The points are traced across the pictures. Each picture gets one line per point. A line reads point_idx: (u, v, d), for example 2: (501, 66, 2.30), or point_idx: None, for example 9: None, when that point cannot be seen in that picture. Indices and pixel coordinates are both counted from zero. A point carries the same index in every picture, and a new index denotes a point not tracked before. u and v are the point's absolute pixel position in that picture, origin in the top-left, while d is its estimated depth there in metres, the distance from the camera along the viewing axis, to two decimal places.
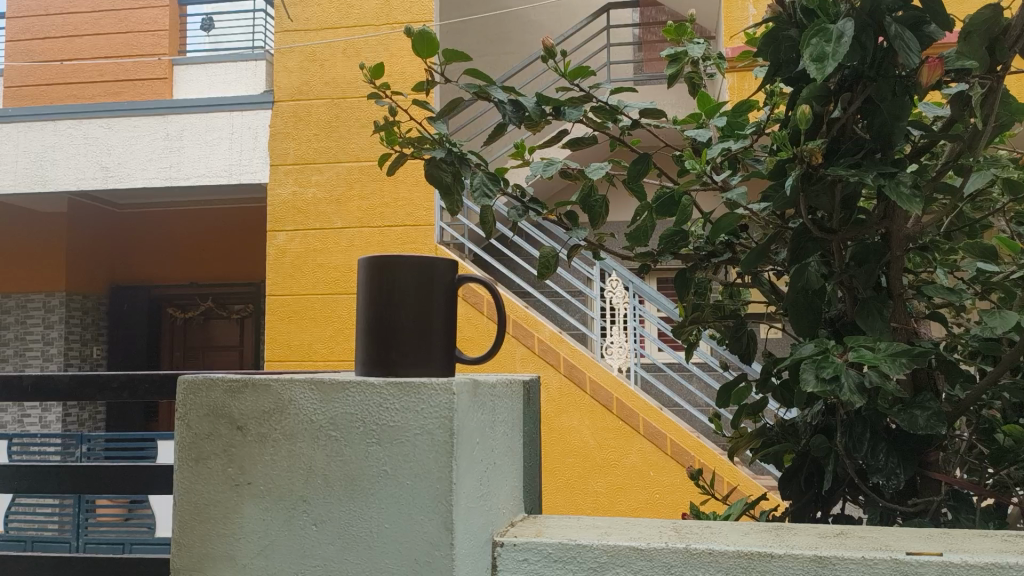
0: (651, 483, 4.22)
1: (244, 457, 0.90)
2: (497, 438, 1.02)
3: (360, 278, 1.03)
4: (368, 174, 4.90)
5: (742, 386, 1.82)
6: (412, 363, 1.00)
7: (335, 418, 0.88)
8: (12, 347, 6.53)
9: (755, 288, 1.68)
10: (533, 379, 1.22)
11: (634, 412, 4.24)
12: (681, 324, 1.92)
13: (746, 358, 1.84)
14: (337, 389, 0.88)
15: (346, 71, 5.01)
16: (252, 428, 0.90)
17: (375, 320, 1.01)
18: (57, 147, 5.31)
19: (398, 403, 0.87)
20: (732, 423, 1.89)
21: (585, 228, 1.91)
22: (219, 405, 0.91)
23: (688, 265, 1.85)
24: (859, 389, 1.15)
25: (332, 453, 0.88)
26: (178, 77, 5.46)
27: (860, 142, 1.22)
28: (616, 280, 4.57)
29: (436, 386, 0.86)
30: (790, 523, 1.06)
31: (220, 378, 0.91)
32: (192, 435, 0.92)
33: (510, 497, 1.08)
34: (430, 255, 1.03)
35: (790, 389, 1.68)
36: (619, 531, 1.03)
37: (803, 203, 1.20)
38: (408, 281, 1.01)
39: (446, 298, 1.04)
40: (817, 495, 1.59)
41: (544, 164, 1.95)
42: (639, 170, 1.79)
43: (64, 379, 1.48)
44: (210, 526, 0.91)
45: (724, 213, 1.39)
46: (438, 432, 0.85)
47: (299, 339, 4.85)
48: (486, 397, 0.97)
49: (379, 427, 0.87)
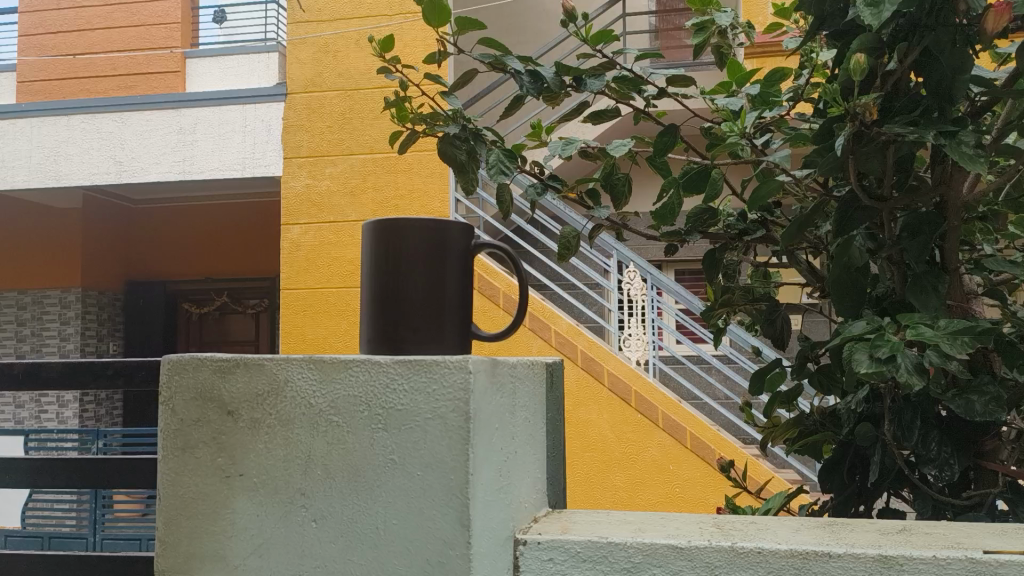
0: (671, 477, 4.11)
1: (234, 446, 0.80)
2: (518, 427, 0.92)
3: (366, 245, 0.95)
4: (382, 165, 4.81)
5: (776, 373, 1.70)
6: (424, 340, 0.91)
7: (337, 402, 0.78)
8: (28, 342, 6.50)
9: (792, 268, 1.56)
10: (557, 362, 1.13)
11: (653, 405, 4.14)
12: (710, 308, 1.81)
13: (780, 344, 1.72)
14: (338, 368, 0.79)
15: (360, 62, 4.92)
16: (244, 413, 0.80)
17: (381, 291, 0.92)
18: (70, 141, 5.26)
19: (407, 384, 0.77)
20: (766, 413, 1.77)
21: (607, 208, 1.79)
22: (208, 387, 0.81)
23: (717, 245, 1.74)
24: (916, 371, 1.04)
25: (334, 441, 0.78)
26: (190, 71, 5.38)
27: (916, 99, 1.11)
28: (634, 271, 4.44)
29: (450, 363, 0.76)
30: (844, 518, 0.96)
31: (208, 357, 0.81)
32: (177, 421, 0.82)
33: (533, 489, 0.98)
34: (442, 219, 0.94)
35: (830, 376, 1.57)
36: (654, 527, 0.93)
37: (853, 165, 1.10)
38: (419, 246, 0.92)
39: (460, 266, 0.95)
40: (862, 488, 1.48)
41: (563, 142, 1.84)
42: (665, 143, 1.67)
43: (56, 367, 1.39)
44: (199, 522, 0.81)
45: (764, 184, 1.28)
46: (453, 415, 0.75)
47: (314, 333, 4.77)
48: (506, 378, 0.88)
49: (385, 411, 0.77)
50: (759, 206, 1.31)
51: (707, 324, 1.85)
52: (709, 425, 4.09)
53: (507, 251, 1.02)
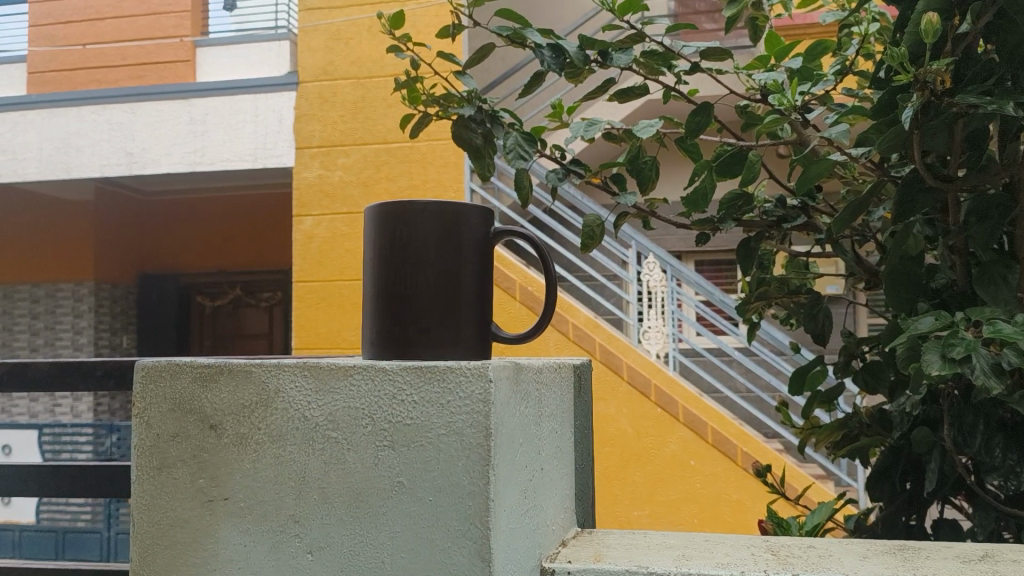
0: (692, 473, 3.99)
1: (218, 465, 0.69)
2: (544, 439, 0.80)
3: (370, 232, 0.83)
4: (396, 155, 4.69)
5: (816, 370, 1.58)
6: (437, 343, 0.80)
7: (336, 416, 0.67)
8: (41, 337, 6.44)
9: (838, 257, 1.44)
10: (584, 362, 1.02)
11: (673, 398, 4.02)
12: (745, 302, 1.70)
13: (821, 339, 1.59)
14: (337, 375, 0.67)
15: (372, 49, 4.80)
16: (229, 427, 0.69)
17: (389, 286, 0.81)
18: (81, 133, 5.18)
19: (417, 394, 0.66)
20: (803, 412, 1.65)
21: (634, 195, 1.67)
22: (187, 398, 0.70)
23: (752, 234, 1.62)
24: (991, 372, 0.92)
25: (331, 461, 0.67)
26: (200, 60, 5.28)
27: (989, 66, 0.99)
28: (653, 262, 4.30)
29: (466, 370, 0.65)
30: (917, 543, 0.85)
31: (188, 363, 0.70)
32: (152, 435, 0.71)
33: (560, 508, 0.87)
34: (457, 202, 0.82)
35: (877, 373, 1.45)
36: (703, 555, 0.81)
37: (917, 141, 0.98)
38: (430, 234, 0.81)
39: (478, 258, 0.83)
40: (912, 496, 1.37)
41: (585, 123, 1.71)
42: (698, 123, 1.55)
43: (44, 367, 1.29)
44: (179, 553, 0.71)
45: (814, 164, 1.15)
46: (470, 431, 0.64)
47: (328, 326, 4.65)
48: (531, 385, 0.76)
49: (391, 426, 0.66)
50: (807, 188, 1.18)
51: (741, 318, 1.73)
52: (731, 419, 4.00)
53: (534, 241, 0.90)
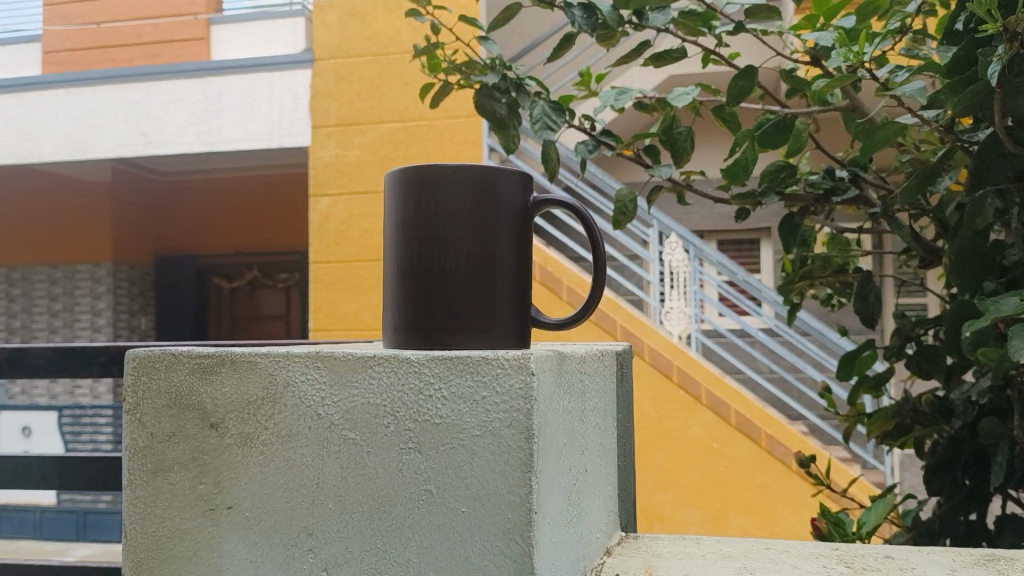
0: (715, 456, 3.90)
1: (221, 468, 0.61)
2: (589, 437, 0.71)
3: (392, 201, 0.74)
4: (414, 134, 4.60)
5: (866, 355, 1.48)
6: (470, 330, 0.71)
7: (355, 414, 0.58)
8: (60, 319, 6.40)
9: (894, 233, 1.35)
10: (626, 349, 0.94)
11: (696, 380, 3.92)
12: (788, 282, 1.60)
13: (871, 321, 1.48)
14: (354, 368, 0.58)
15: (388, 24, 4.69)
16: (232, 427, 0.61)
17: (416, 264, 0.72)
18: (96, 113, 5.11)
19: (448, 389, 0.57)
20: (848, 399, 1.55)
21: (668, 167, 1.56)
22: (185, 392, 0.62)
23: (796, 209, 1.51)
24: None
25: (350, 464, 0.58)
26: (215, 38, 5.19)
27: None
28: (675, 241, 4.19)
29: (504, 362, 0.55)
30: (1008, 554, 0.76)
31: (186, 352, 0.62)
32: (146, 435, 0.62)
33: (605, 512, 0.78)
34: (491, 166, 0.73)
35: (931, 357, 1.35)
36: (768, 567, 0.72)
37: (1000, 103, 0.87)
38: (460, 205, 0.71)
39: (516, 231, 0.74)
40: (973, 491, 1.28)
41: (615, 92, 1.60)
42: (742, 88, 1.42)
43: (44, 353, 1.21)
44: (177, 569, 0.62)
45: (881, 127, 1.04)
46: (509, 433, 0.55)
47: (346, 308, 4.57)
48: (574, 375, 0.67)
49: (418, 425, 0.57)
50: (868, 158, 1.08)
51: (782, 298, 1.63)
52: (755, 402, 3.91)
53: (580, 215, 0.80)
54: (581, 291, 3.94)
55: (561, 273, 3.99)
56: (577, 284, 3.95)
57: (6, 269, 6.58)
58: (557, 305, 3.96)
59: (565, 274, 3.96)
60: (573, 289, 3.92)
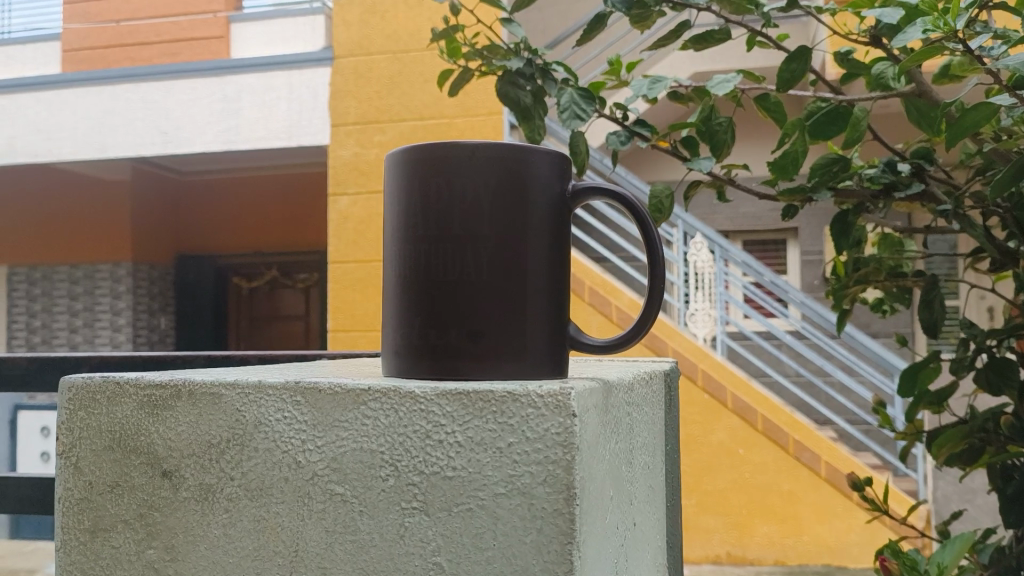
0: (741, 462, 3.74)
1: (180, 524, 0.53)
2: (639, 481, 0.59)
3: (395, 187, 0.61)
4: (434, 132, 4.48)
5: (930, 367, 1.33)
6: (496, 352, 0.59)
7: (341, 463, 0.49)
8: (81, 318, 6.33)
9: (968, 232, 1.19)
10: (671, 370, 0.81)
11: (721, 384, 3.75)
12: (843, 287, 1.44)
13: (935, 331, 1.32)
14: (341, 407, 0.49)
15: (409, 22, 4.59)
16: (190, 475, 0.53)
17: (423, 266, 0.59)
18: (114, 111, 5.02)
19: (461, 435, 0.47)
20: (906, 416, 1.40)
21: (708, 161, 1.41)
22: (135, 430, 0.54)
23: (849, 208, 1.36)
24: None
25: (335, 524, 0.49)
26: (234, 36, 5.08)
27: None
28: (700, 241, 4.02)
29: (538, 400, 0.45)
30: None
31: (135, 384, 0.54)
32: (83, 484, 0.55)
33: (656, 566, 0.66)
34: (519, 145, 0.60)
35: (1004, 370, 1.20)
36: None
37: None
38: (483, 189, 0.59)
39: (552, 227, 0.61)
40: None
41: (648, 80, 1.45)
42: (795, 71, 1.26)
43: (21, 363, 1.07)
44: None
45: (970, 110, 0.90)
46: (542, 491, 0.45)
47: (365, 309, 4.46)
48: (622, 409, 0.56)
49: (423, 479, 0.47)
50: (958, 140, 0.93)
51: (832, 303, 1.47)
52: (783, 407, 3.74)
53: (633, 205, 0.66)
54: (604, 292, 3.80)
55: (584, 275, 3.86)
56: (600, 286, 3.81)
57: (26, 268, 6.49)
58: (579, 308, 3.81)
59: (589, 276, 3.83)
60: (596, 290, 3.78)
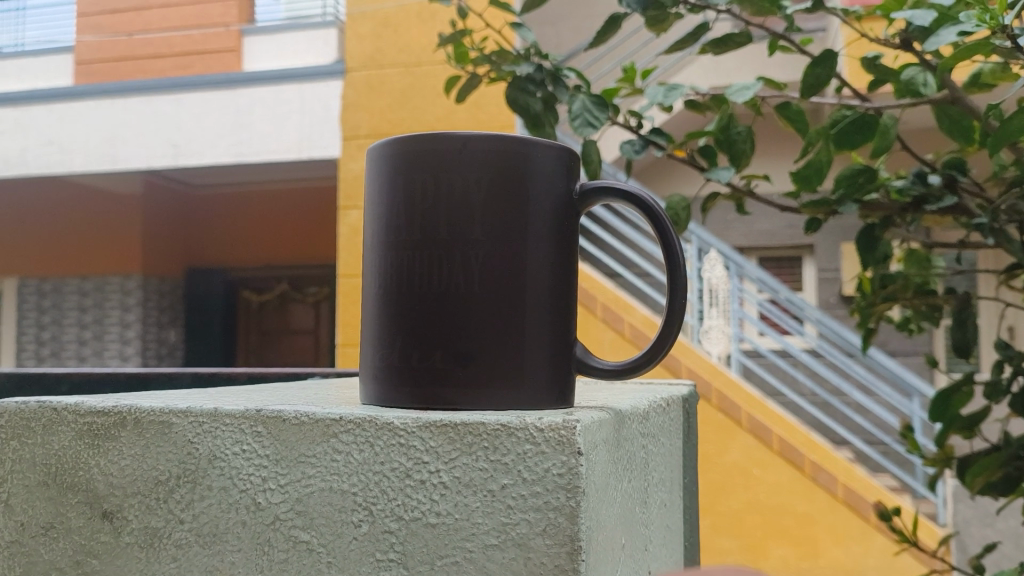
0: (755, 483, 3.61)
1: (113, 557, 0.63)
2: (654, 523, 0.60)
3: (380, 181, 0.60)
4: None
5: (963, 392, 1.25)
6: (497, 379, 0.57)
7: (303, 505, 0.56)
8: None
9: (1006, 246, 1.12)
10: (689, 395, 0.78)
11: (736, 403, 3.66)
12: (869, 305, 1.37)
13: (967, 353, 1.25)
14: (302, 447, 0.56)
15: (422, 37, 4.24)
16: (127, 516, 0.62)
17: (413, 273, 0.57)
18: (126, 123, 4.68)
19: (445, 475, 0.52)
20: (937, 443, 1.32)
21: (726, 172, 1.35)
22: (65, 467, 0.64)
23: (876, 222, 1.29)
24: None
25: (278, 564, 0.57)
26: (247, 50, 4.58)
27: None
28: (715, 257, 3.94)
29: (541, 436, 0.50)
30: None
31: (67, 424, 0.64)
32: (15, 524, 0.66)
33: None
34: (521, 136, 0.58)
35: None
36: None
37: None
38: (478, 186, 0.57)
39: (556, 235, 0.59)
40: None
41: (664, 87, 1.38)
42: (821, 77, 1.19)
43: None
44: None
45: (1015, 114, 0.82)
46: (539, 542, 0.49)
47: None
48: (636, 446, 0.56)
49: (404, 526, 0.53)
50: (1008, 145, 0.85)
51: (857, 321, 1.39)
52: (799, 426, 3.67)
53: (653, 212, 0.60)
54: (617, 308, 3.71)
55: (596, 290, 3.78)
56: (612, 302, 3.72)
57: None
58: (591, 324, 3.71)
59: (601, 292, 3.74)
60: (609, 307, 3.69)
